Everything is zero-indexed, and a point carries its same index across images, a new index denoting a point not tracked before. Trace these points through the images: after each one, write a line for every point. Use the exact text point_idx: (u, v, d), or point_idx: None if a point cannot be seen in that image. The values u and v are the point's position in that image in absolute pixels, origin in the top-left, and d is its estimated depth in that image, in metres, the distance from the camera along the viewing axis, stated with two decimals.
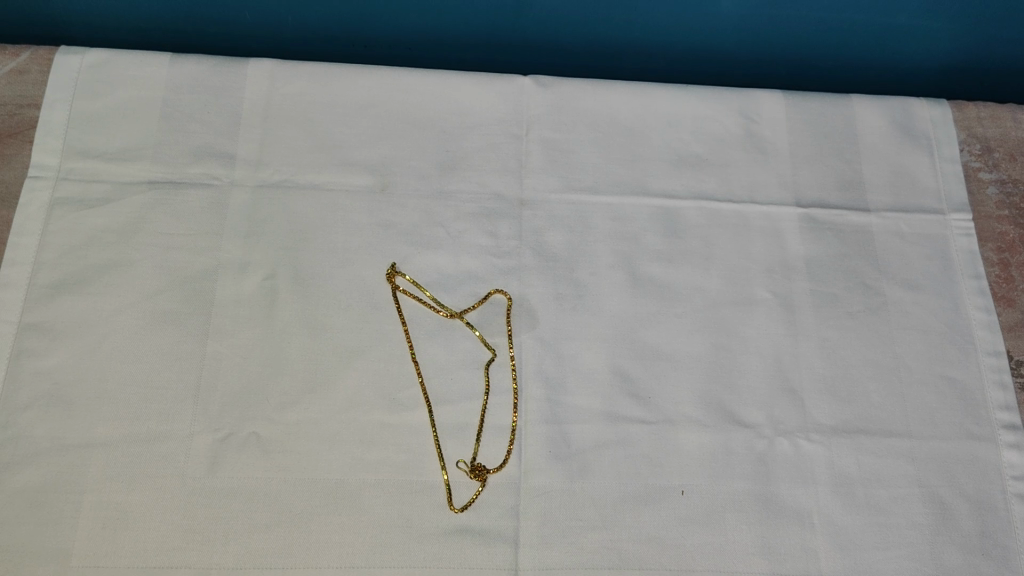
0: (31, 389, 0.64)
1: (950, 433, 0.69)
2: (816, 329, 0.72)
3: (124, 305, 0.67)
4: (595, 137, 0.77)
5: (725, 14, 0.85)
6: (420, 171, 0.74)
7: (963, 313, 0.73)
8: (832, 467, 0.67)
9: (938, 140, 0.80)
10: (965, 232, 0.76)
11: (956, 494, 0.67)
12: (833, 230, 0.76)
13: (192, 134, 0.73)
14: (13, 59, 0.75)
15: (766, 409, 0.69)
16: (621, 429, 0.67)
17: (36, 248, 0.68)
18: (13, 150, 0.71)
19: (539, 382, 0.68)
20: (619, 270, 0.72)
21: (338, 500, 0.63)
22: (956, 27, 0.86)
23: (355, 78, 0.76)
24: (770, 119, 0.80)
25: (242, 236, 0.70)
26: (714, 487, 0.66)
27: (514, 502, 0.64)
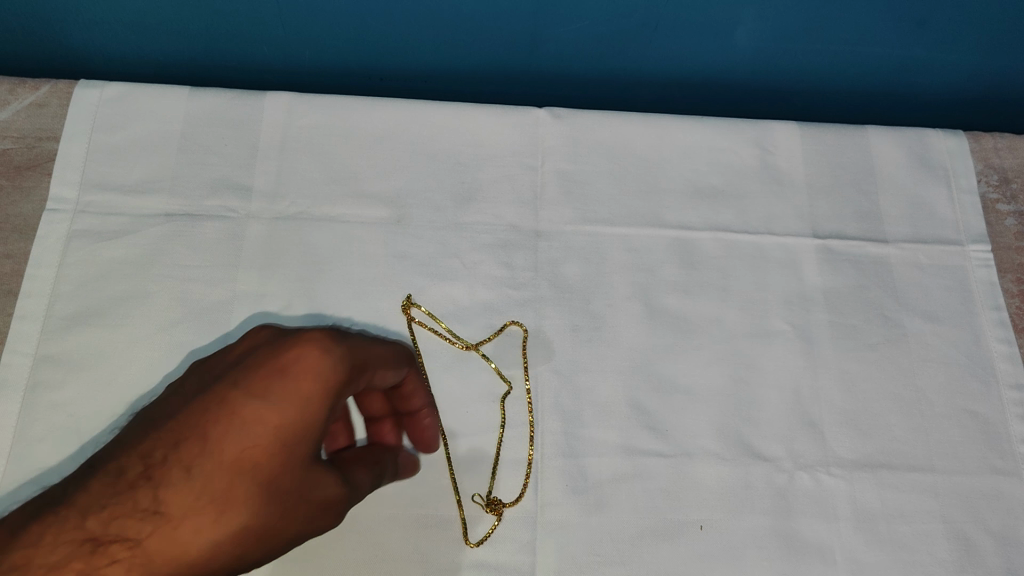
0: (46, 422, 0.63)
1: (974, 468, 0.68)
2: (835, 361, 0.71)
3: (140, 337, 0.67)
4: (611, 169, 0.77)
5: (741, 47, 0.85)
6: (435, 203, 0.74)
7: (984, 346, 0.72)
8: (854, 502, 0.66)
9: (955, 170, 0.79)
10: (984, 263, 0.75)
11: (981, 531, 0.66)
12: (851, 261, 0.75)
13: (209, 166, 0.73)
14: (33, 92, 0.76)
15: (786, 443, 0.68)
16: (639, 463, 0.66)
17: (53, 280, 0.68)
18: (32, 182, 0.72)
19: (555, 415, 0.67)
20: (636, 302, 0.71)
21: (353, 534, 0.62)
22: (973, 60, 0.86)
23: (372, 111, 0.77)
24: (786, 150, 0.79)
25: (257, 268, 0.70)
26: (733, 522, 0.65)
27: (530, 538, 0.63)
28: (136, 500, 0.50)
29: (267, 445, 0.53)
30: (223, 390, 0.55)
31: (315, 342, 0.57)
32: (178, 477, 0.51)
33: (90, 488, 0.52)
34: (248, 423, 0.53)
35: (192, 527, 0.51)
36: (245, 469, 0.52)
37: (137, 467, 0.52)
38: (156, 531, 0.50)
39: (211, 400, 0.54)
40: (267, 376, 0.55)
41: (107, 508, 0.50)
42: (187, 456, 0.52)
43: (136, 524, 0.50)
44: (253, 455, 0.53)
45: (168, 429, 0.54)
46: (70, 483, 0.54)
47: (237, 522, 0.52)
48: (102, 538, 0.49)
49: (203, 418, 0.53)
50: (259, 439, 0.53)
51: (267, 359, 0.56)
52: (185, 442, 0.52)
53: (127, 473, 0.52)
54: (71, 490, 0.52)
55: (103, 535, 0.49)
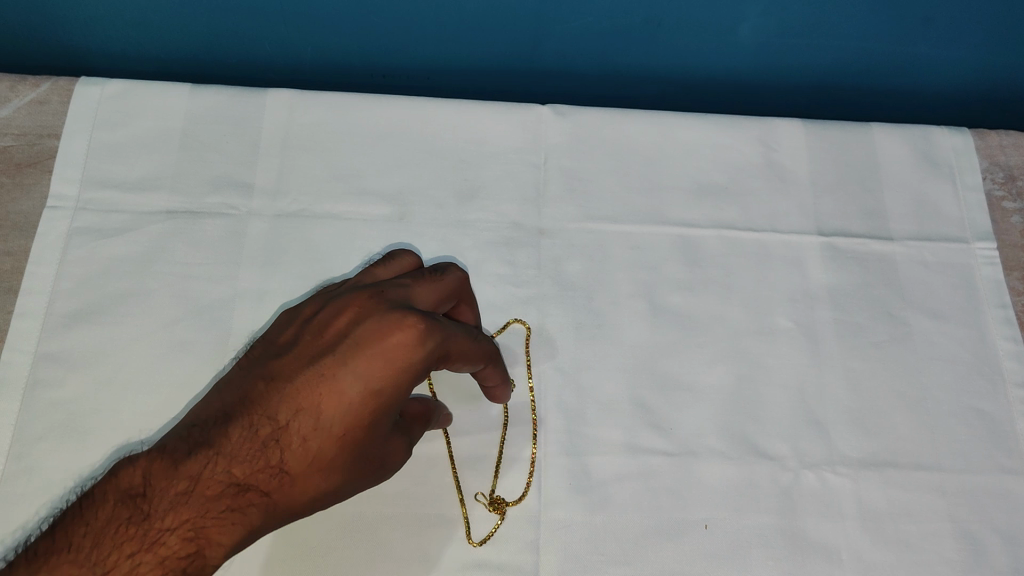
0: (45, 420, 0.63)
1: (980, 467, 0.67)
2: (840, 359, 0.71)
3: (140, 335, 0.67)
4: (614, 166, 0.76)
5: (744, 44, 0.84)
6: (438, 200, 0.74)
7: (990, 344, 0.72)
8: (860, 501, 0.66)
9: (960, 168, 0.79)
10: (990, 261, 0.75)
11: (987, 530, 0.65)
12: (856, 259, 0.75)
13: (210, 164, 0.73)
14: (34, 89, 0.76)
15: (792, 441, 0.67)
16: (643, 461, 0.66)
17: (53, 277, 0.68)
18: (33, 179, 0.72)
19: (559, 413, 0.67)
20: (639, 299, 0.71)
21: (356, 533, 0.62)
22: (979, 57, 0.86)
23: (374, 108, 0.77)
24: (791, 148, 0.79)
25: (259, 265, 0.70)
26: (738, 521, 0.64)
27: (533, 537, 0.63)
28: (274, 457, 0.52)
29: (382, 413, 0.54)
30: (345, 346, 0.53)
31: (416, 315, 0.54)
32: (304, 439, 0.52)
33: (228, 432, 0.53)
34: (368, 395, 0.53)
35: (321, 483, 0.53)
36: (362, 431, 0.53)
37: (267, 421, 0.53)
38: (288, 486, 0.52)
39: (330, 360, 0.53)
40: (378, 349, 0.53)
41: (250, 458, 0.52)
42: (314, 425, 0.52)
43: (273, 477, 0.52)
44: (367, 422, 0.53)
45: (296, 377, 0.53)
46: (207, 415, 0.54)
47: (354, 477, 0.55)
48: (245, 484, 0.52)
49: (322, 381, 0.53)
50: (372, 408, 0.53)
51: (378, 332, 0.53)
52: (308, 409, 0.53)
53: (259, 426, 0.53)
54: (212, 429, 0.53)
55: (245, 483, 0.52)
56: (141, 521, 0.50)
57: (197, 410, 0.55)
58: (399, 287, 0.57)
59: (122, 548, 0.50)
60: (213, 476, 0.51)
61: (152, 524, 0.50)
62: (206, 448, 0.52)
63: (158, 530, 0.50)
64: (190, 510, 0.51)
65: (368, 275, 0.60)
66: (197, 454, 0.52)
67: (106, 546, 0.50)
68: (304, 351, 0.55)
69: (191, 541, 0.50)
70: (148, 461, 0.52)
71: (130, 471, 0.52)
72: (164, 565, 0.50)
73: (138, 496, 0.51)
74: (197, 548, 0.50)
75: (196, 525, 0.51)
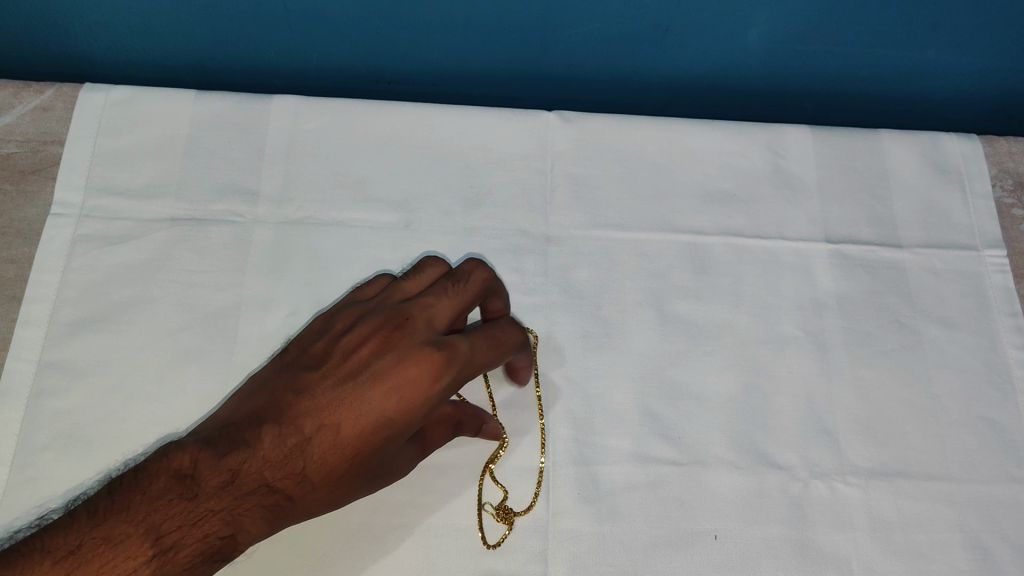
0: (49, 430, 0.62)
1: (991, 476, 0.67)
2: (849, 367, 0.70)
3: (145, 344, 0.66)
4: (621, 173, 0.76)
5: (751, 50, 0.84)
6: (444, 208, 0.73)
7: (1000, 352, 0.71)
8: (871, 512, 0.65)
9: (969, 175, 0.78)
10: (1000, 268, 0.74)
11: (999, 540, 0.65)
12: (865, 266, 0.74)
13: (215, 171, 0.73)
14: (37, 95, 0.75)
15: (801, 450, 0.67)
16: (652, 471, 0.65)
17: (58, 284, 0.67)
18: (36, 187, 0.72)
19: (567, 423, 0.66)
20: (647, 307, 0.71)
21: (363, 544, 0.61)
22: (987, 63, 0.85)
23: (379, 115, 0.76)
24: (799, 154, 0.79)
25: (264, 273, 0.69)
26: (748, 531, 0.64)
27: (542, 547, 0.62)
28: (298, 464, 0.54)
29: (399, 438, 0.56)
30: (373, 371, 0.57)
31: (441, 350, 0.57)
32: (327, 451, 0.55)
33: (261, 435, 0.54)
34: (388, 421, 0.55)
35: (332, 494, 0.56)
36: (379, 450, 0.56)
37: (294, 431, 0.55)
38: (307, 495, 0.55)
39: (356, 384, 0.56)
40: (401, 380, 0.56)
41: (280, 462, 0.54)
42: (335, 442, 0.55)
43: (297, 483, 0.54)
44: (383, 445, 0.56)
45: (327, 394, 0.56)
46: (239, 415, 0.56)
47: (361, 488, 0.57)
48: (274, 486, 0.54)
49: (347, 400, 0.56)
50: (389, 432, 0.56)
51: (402, 363, 0.56)
52: (333, 427, 0.55)
53: (287, 436, 0.55)
54: (247, 428, 0.55)
55: (273, 484, 0.54)
56: (191, 500, 0.52)
57: (229, 407, 0.57)
58: (427, 307, 0.59)
59: (171, 522, 0.51)
60: (249, 473, 0.53)
61: (197, 505, 0.52)
62: (243, 444, 0.54)
63: (203, 511, 0.52)
64: (228, 500, 0.52)
65: (398, 288, 0.61)
66: (236, 450, 0.54)
67: (160, 518, 0.51)
68: (333, 370, 0.57)
69: (228, 526, 0.52)
70: (194, 447, 0.54)
71: (178, 454, 0.53)
72: (202, 544, 0.51)
73: (186, 476, 0.52)
74: (232, 534, 0.52)
75: (233, 514, 0.52)
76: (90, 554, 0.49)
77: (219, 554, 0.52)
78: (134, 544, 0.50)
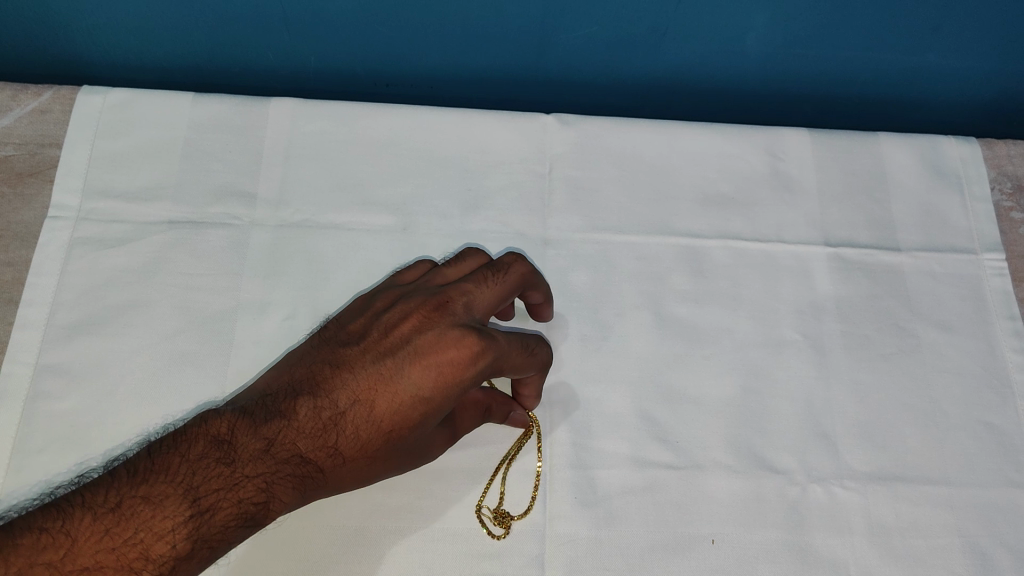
0: (45, 433, 0.62)
1: (989, 481, 0.66)
2: (848, 371, 0.70)
3: (142, 347, 0.66)
4: (620, 176, 0.76)
5: (750, 53, 0.84)
6: (442, 211, 0.73)
7: (999, 356, 0.71)
8: (869, 516, 0.65)
9: (968, 178, 0.78)
10: (999, 272, 0.74)
11: (997, 545, 0.64)
12: (863, 270, 0.74)
13: (213, 173, 0.73)
14: (35, 98, 0.75)
15: (798, 454, 0.67)
16: (649, 475, 0.65)
17: (55, 287, 0.67)
18: (34, 190, 0.72)
19: (565, 426, 0.66)
20: (645, 310, 0.70)
21: (359, 548, 0.61)
22: (986, 66, 0.85)
23: (377, 118, 0.76)
24: (797, 157, 0.78)
25: (261, 276, 0.69)
26: (745, 536, 0.64)
27: (538, 551, 0.62)
28: (332, 438, 0.57)
29: (433, 419, 0.59)
30: (409, 351, 0.59)
31: (475, 335, 0.59)
32: (360, 427, 0.58)
33: (297, 407, 0.58)
34: (421, 400, 0.58)
35: (364, 470, 0.58)
36: (411, 429, 0.58)
37: (329, 404, 0.58)
38: (339, 469, 0.57)
39: (393, 361, 0.59)
40: (435, 362, 0.58)
41: (314, 433, 0.57)
42: (368, 416, 0.58)
43: (329, 457, 0.57)
44: (415, 424, 0.58)
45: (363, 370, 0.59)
46: (278, 387, 0.59)
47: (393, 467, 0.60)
48: (306, 456, 0.57)
49: (384, 377, 0.59)
50: (423, 411, 0.58)
51: (438, 345, 0.59)
52: (367, 402, 0.58)
53: (322, 408, 0.58)
54: (284, 400, 0.58)
55: (306, 455, 0.57)
56: (228, 464, 0.55)
57: (270, 378, 0.61)
58: (464, 293, 0.61)
59: (209, 483, 0.54)
60: (284, 443, 0.57)
61: (234, 470, 0.55)
62: (280, 415, 0.57)
63: (239, 475, 0.55)
64: (264, 467, 0.56)
65: (440, 272, 0.64)
66: (273, 420, 0.57)
67: (198, 479, 0.54)
68: (371, 347, 0.60)
69: (263, 493, 0.55)
70: (233, 415, 0.57)
71: (218, 420, 0.57)
72: (237, 508, 0.54)
73: (225, 442, 0.56)
74: (266, 500, 0.55)
75: (268, 481, 0.55)
76: (130, 510, 0.53)
77: (253, 519, 0.55)
78: (172, 503, 0.53)
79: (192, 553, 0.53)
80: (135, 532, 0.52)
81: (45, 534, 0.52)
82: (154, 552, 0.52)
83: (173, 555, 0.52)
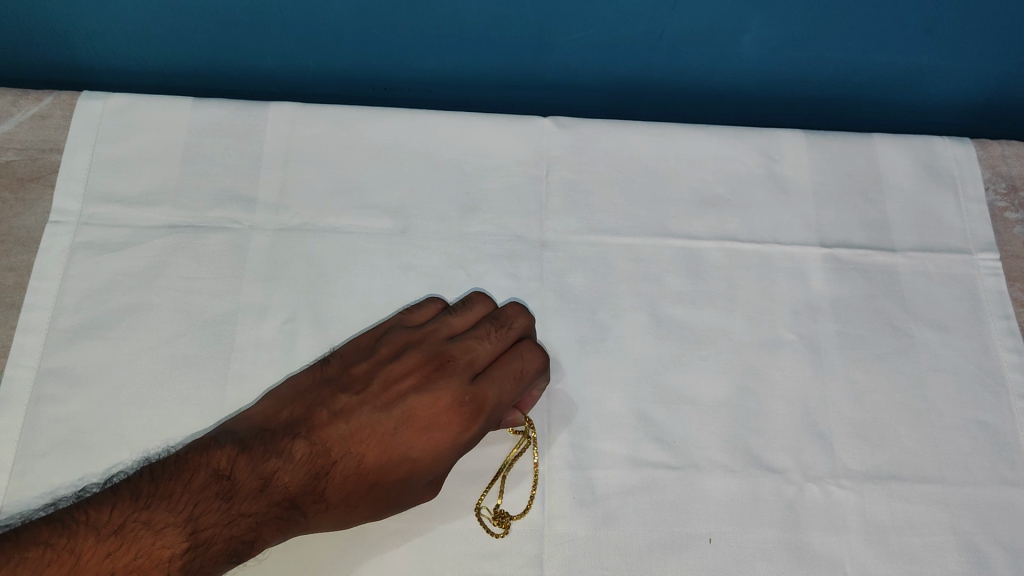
0: (49, 436, 0.63)
1: (984, 479, 0.67)
2: (843, 371, 0.71)
3: (143, 350, 0.66)
4: (617, 178, 0.76)
5: (745, 55, 0.84)
6: (440, 214, 0.74)
7: (993, 355, 0.72)
8: (864, 514, 0.66)
9: (962, 179, 0.79)
10: (992, 272, 0.75)
11: (992, 542, 0.65)
12: (859, 270, 0.75)
13: (213, 178, 0.73)
14: (35, 104, 0.76)
15: (794, 454, 0.67)
16: (646, 475, 0.65)
17: (56, 292, 0.68)
18: (35, 194, 0.72)
19: (562, 427, 0.67)
20: (642, 312, 0.71)
21: (358, 549, 0.62)
22: (981, 68, 0.86)
23: (375, 121, 0.77)
24: (792, 159, 0.79)
25: (261, 279, 0.70)
26: (742, 535, 0.64)
27: (537, 551, 0.63)
28: (322, 486, 0.59)
29: (421, 477, 0.60)
30: (407, 408, 0.62)
31: (475, 397, 0.61)
32: (350, 476, 0.59)
33: (294, 450, 0.59)
34: (411, 459, 0.60)
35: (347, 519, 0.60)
36: (397, 484, 0.60)
37: (325, 453, 0.60)
38: (321, 515, 0.59)
39: (390, 417, 0.61)
40: (431, 422, 0.61)
41: (308, 478, 0.59)
42: (359, 468, 0.60)
43: (317, 503, 0.58)
44: (401, 481, 0.60)
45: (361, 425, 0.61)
46: (278, 425, 0.61)
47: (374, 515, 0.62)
48: (297, 501, 0.58)
49: (380, 433, 0.61)
50: (412, 469, 0.60)
51: (434, 407, 0.61)
52: (360, 455, 0.60)
53: (318, 455, 0.60)
54: (282, 440, 0.60)
55: (297, 500, 0.58)
56: (226, 500, 0.56)
57: (266, 409, 0.62)
58: (468, 348, 0.64)
59: (207, 515, 0.55)
60: (278, 484, 0.58)
61: (230, 505, 0.56)
62: (279, 455, 0.59)
63: (235, 512, 0.56)
64: (258, 506, 0.57)
65: (446, 322, 0.66)
66: (271, 459, 0.59)
67: (198, 511, 0.55)
68: (371, 399, 0.62)
69: (252, 532, 0.56)
70: (234, 449, 0.59)
71: (218, 452, 0.58)
72: (228, 542, 0.55)
73: (225, 476, 0.57)
74: (254, 540, 0.56)
75: (259, 521, 0.56)
76: (132, 534, 0.54)
77: (237, 557, 0.56)
78: (172, 531, 0.54)
79: None
80: (134, 557, 0.53)
81: (50, 550, 0.52)
82: None
83: None
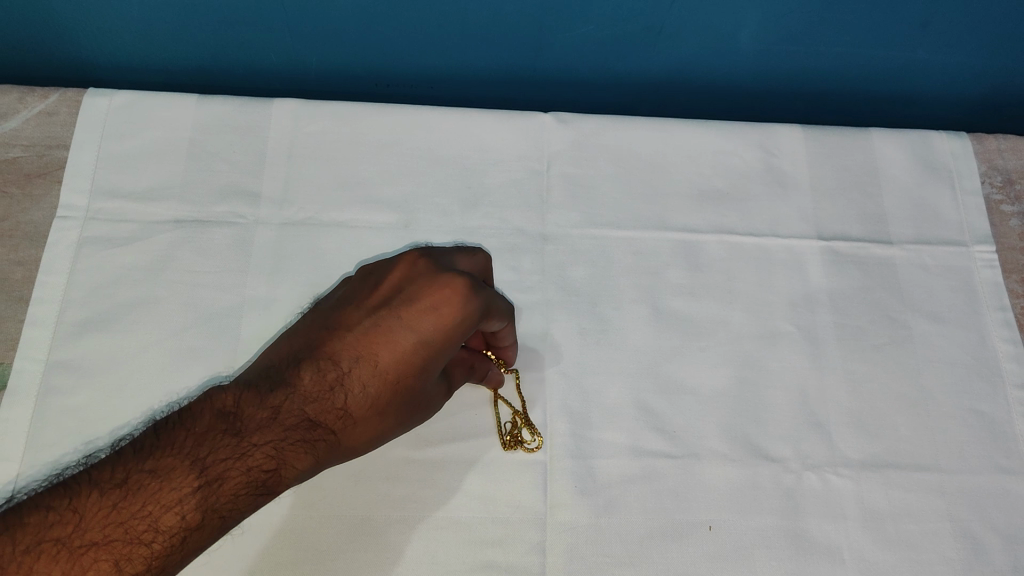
0: (57, 427, 0.64)
1: (979, 467, 0.68)
2: (840, 362, 0.72)
3: (150, 343, 0.67)
4: (616, 173, 0.77)
5: (744, 51, 0.85)
6: (443, 208, 0.75)
7: (989, 345, 0.73)
8: (862, 502, 0.66)
9: (958, 172, 0.80)
10: (988, 263, 0.76)
11: (988, 529, 0.66)
12: (856, 263, 0.76)
13: (218, 173, 0.74)
14: (42, 101, 0.77)
15: (793, 442, 0.68)
16: (647, 463, 0.66)
17: (64, 286, 0.69)
18: (42, 190, 0.73)
19: (564, 417, 0.68)
20: (642, 304, 0.72)
21: (364, 537, 0.62)
22: (976, 63, 0.87)
23: (377, 117, 0.78)
24: (790, 153, 0.80)
25: (266, 272, 0.70)
26: (741, 522, 0.65)
27: (539, 539, 0.64)
28: (339, 399, 0.58)
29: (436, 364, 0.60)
30: (400, 299, 0.60)
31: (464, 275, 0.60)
32: (366, 382, 0.58)
33: (300, 374, 0.58)
34: (420, 347, 0.59)
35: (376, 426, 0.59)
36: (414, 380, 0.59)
37: (332, 366, 0.58)
38: (348, 429, 0.58)
39: (386, 313, 0.60)
40: (428, 305, 0.59)
41: (320, 397, 0.58)
42: (373, 373, 0.58)
43: (340, 418, 0.58)
44: (418, 370, 0.59)
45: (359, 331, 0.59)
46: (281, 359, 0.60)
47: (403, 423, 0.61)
48: (316, 420, 0.57)
49: (380, 332, 0.59)
50: (423, 358, 0.59)
51: (427, 291, 0.60)
52: (368, 358, 0.59)
53: (325, 371, 0.58)
54: (286, 370, 0.59)
55: (316, 419, 0.57)
56: (234, 434, 0.55)
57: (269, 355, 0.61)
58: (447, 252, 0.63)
59: (218, 453, 0.54)
60: (291, 409, 0.57)
61: (241, 439, 0.55)
62: (284, 386, 0.58)
63: (247, 444, 0.55)
64: (272, 434, 0.56)
65: None
66: (278, 390, 0.58)
67: (205, 447, 0.54)
68: (364, 303, 0.61)
69: (273, 459, 0.55)
70: (237, 390, 0.58)
71: (222, 395, 0.57)
72: (248, 476, 0.54)
73: (231, 414, 0.56)
74: (276, 467, 0.55)
75: (278, 447, 0.55)
76: (138, 483, 0.53)
77: (266, 487, 0.55)
78: (180, 475, 0.53)
79: (203, 522, 0.53)
80: (142, 504, 0.52)
81: (52, 513, 0.51)
82: (163, 522, 0.52)
83: (184, 525, 0.52)
